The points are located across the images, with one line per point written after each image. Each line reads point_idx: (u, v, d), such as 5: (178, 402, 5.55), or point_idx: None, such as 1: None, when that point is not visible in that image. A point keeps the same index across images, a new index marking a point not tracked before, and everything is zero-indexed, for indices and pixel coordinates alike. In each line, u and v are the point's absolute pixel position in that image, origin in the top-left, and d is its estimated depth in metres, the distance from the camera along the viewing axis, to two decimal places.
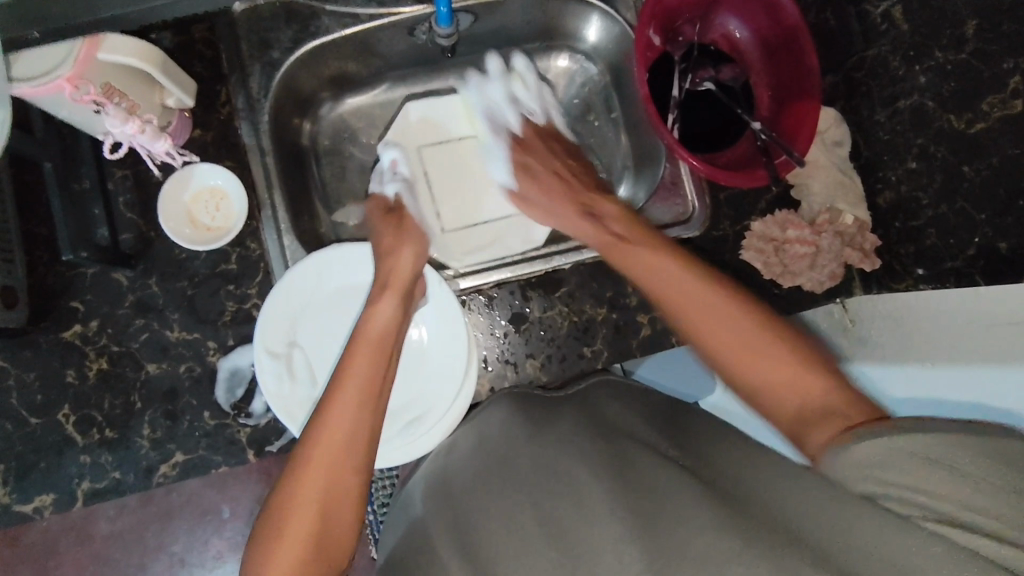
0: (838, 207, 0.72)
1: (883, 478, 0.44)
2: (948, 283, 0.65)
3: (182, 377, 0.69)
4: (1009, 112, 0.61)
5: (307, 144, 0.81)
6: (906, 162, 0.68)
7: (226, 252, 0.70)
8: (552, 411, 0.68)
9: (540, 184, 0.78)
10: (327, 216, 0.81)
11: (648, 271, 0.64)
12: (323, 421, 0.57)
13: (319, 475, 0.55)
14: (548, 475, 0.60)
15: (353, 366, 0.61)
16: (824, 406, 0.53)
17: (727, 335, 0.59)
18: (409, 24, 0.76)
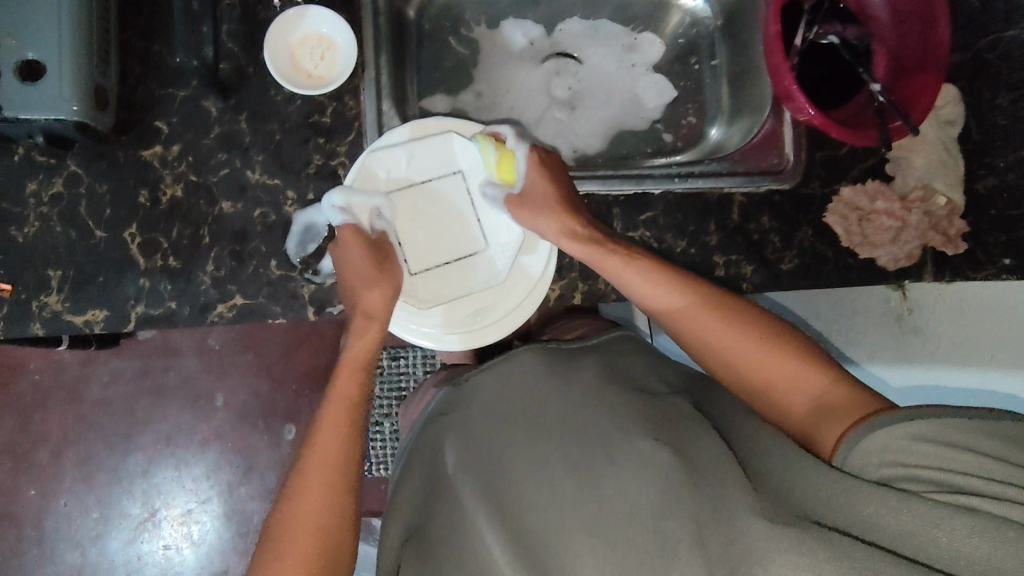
0: (934, 186, 0.72)
1: (899, 461, 0.46)
2: None
3: (254, 222, 0.67)
4: None
5: (411, 21, 0.80)
6: (1021, 150, 0.71)
7: (322, 104, 0.68)
8: (579, 365, 0.66)
9: (533, 208, 0.67)
10: (416, 99, 0.80)
11: (648, 281, 0.63)
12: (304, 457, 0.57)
13: (306, 500, 0.54)
14: (567, 439, 0.56)
15: (334, 400, 0.60)
16: (829, 395, 0.54)
17: (777, 373, 0.58)
18: None
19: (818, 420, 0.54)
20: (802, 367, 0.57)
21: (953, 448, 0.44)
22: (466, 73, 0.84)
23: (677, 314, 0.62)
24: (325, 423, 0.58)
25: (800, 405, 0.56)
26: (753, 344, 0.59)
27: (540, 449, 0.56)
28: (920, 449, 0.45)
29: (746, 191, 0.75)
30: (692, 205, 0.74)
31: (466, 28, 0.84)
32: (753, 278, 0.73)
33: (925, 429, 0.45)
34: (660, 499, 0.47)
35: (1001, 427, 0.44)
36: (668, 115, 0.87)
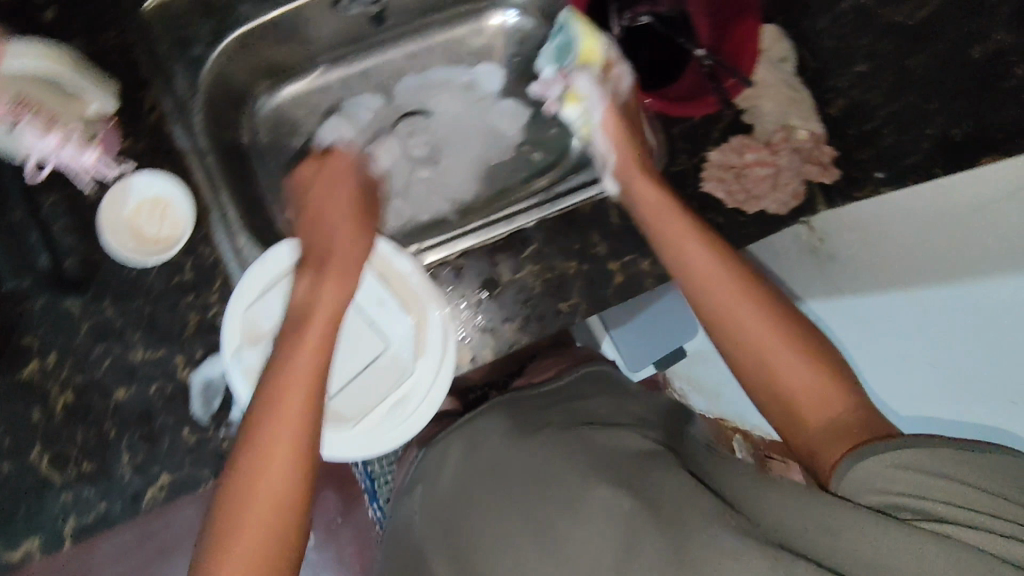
0: (792, 123, 0.72)
1: (888, 485, 0.47)
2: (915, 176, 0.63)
3: (154, 398, 0.66)
4: None
5: (247, 143, 0.80)
6: (855, 64, 0.66)
7: (178, 263, 0.67)
8: (541, 418, 0.70)
9: (630, 155, 0.71)
10: (280, 212, 0.81)
11: (690, 244, 0.65)
12: (256, 429, 0.53)
13: (263, 483, 0.52)
14: (538, 493, 0.60)
15: (288, 374, 0.56)
16: (840, 419, 0.56)
17: (795, 378, 0.59)
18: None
19: (825, 436, 0.55)
20: (804, 366, 0.59)
21: (931, 475, 0.46)
22: None
23: (694, 261, 0.65)
24: (292, 394, 0.55)
25: (817, 421, 0.57)
26: (768, 325, 0.61)
27: (514, 508, 0.60)
28: (896, 476, 0.47)
29: (617, 191, 0.75)
30: (571, 223, 0.73)
31: (307, 125, 0.84)
32: (654, 270, 0.72)
33: (912, 458, 0.46)
34: (627, 541, 0.51)
35: (985, 458, 0.45)
36: (531, 135, 0.87)
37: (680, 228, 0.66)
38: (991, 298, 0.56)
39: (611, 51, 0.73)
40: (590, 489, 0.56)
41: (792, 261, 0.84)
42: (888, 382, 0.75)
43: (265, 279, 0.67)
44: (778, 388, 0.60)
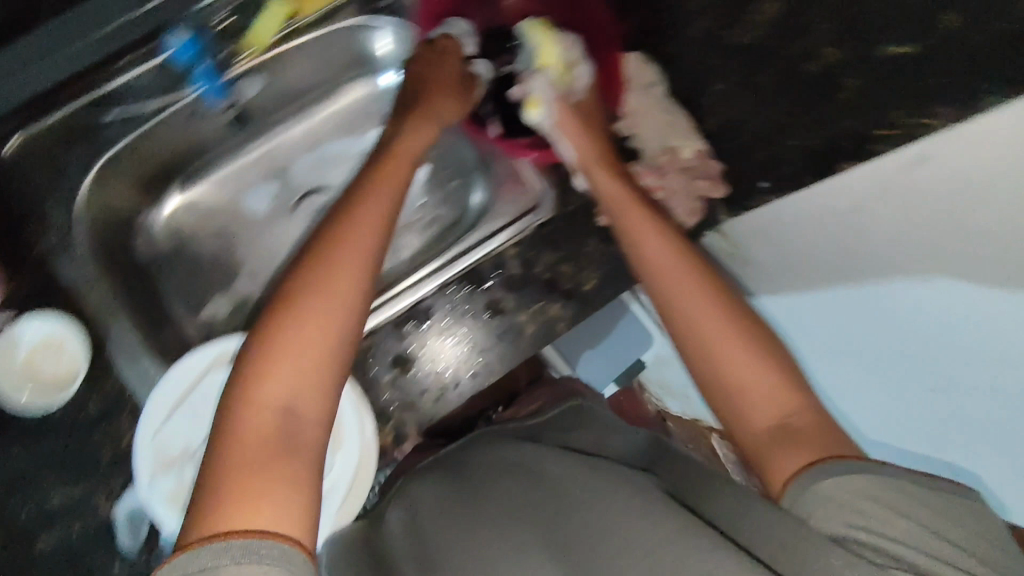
0: (673, 144, 0.71)
1: (850, 520, 0.49)
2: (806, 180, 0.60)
3: (80, 538, 0.65)
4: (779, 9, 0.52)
5: (148, 257, 0.80)
6: (713, 84, 0.64)
7: (84, 396, 0.67)
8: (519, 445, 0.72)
9: (583, 143, 0.70)
10: (193, 317, 0.80)
11: (647, 226, 0.66)
12: (296, 311, 0.53)
13: (293, 371, 0.51)
14: (534, 508, 0.59)
15: (340, 262, 0.56)
16: (799, 416, 0.57)
17: (747, 378, 0.60)
18: (185, 110, 0.73)
19: (779, 440, 0.56)
20: (753, 360, 0.60)
21: (897, 512, 0.49)
22: (231, 263, 0.84)
23: (654, 270, 0.65)
24: (339, 278, 0.55)
25: (765, 416, 0.58)
26: (731, 332, 0.61)
27: (509, 519, 0.58)
28: (862, 505, 0.49)
29: (516, 241, 0.74)
30: (472, 281, 0.73)
31: (209, 222, 0.83)
32: (565, 313, 0.73)
33: (880, 487, 0.50)
34: (628, 531, 0.52)
35: (950, 502, 0.49)
36: (433, 192, 0.85)
37: (642, 218, 0.67)
38: (899, 313, 0.57)
39: (568, 52, 0.74)
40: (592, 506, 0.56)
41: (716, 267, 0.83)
42: (841, 380, 0.72)
43: (170, 399, 0.66)
44: (722, 394, 0.61)
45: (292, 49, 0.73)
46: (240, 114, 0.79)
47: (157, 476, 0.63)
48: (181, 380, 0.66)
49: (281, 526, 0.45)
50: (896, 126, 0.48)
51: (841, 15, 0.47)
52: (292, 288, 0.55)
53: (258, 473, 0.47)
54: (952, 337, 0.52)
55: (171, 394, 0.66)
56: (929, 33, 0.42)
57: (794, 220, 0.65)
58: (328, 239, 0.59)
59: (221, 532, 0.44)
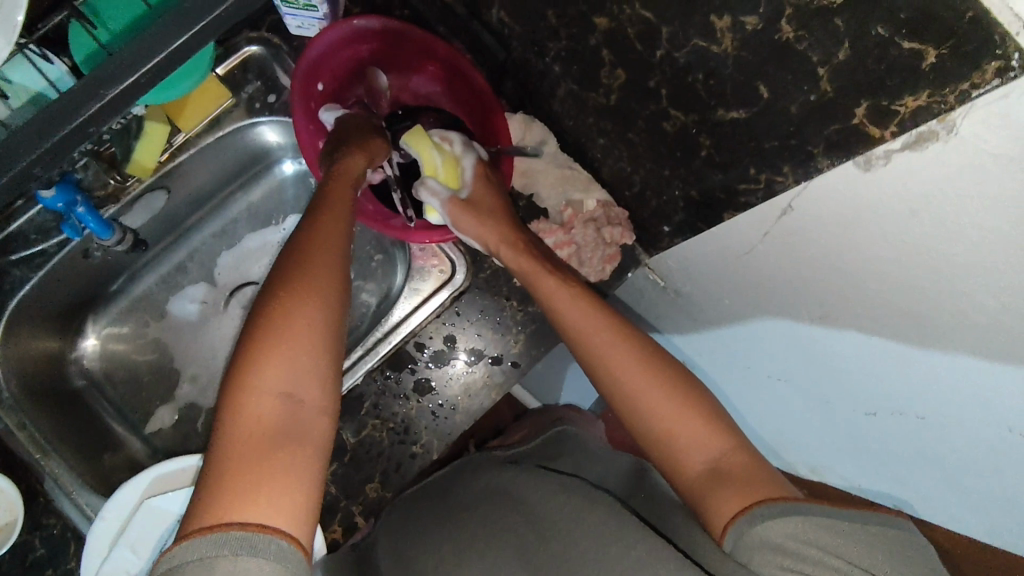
0: (575, 198, 0.71)
1: (783, 563, 0.46)
2: (699, 226, 0.60)
3: None
4: (620, 81, 0.53)
5: (83, 382, 0.81)
6: (596, 140, 0.64)
7: (27, 542, 0.68)
8: (474, 484, 0.69)
9: (481, 220, 0.67)
10: (137, 434, 0.81)
11: (562, 294, 0.63)
12: (292, 288, 0.48)
13: (293, 347, 0.46)
14: (519, 532, 0.58)
15: (321, 245, 0.53)
16: (729, 459, 0.53)
17: (676, 421, 0.55)
18: (83, 248, 0.73)
19: (713, 483, 0.52)
20: (678, 405, 0.56)
21: (826, 553, 0.46)
22: (169, 373, 0.84)
23: (573, 321, 0.61)
24: (322, 260, 0.52)
25: (696, 465, 0.54)
26: (653, 376, 0.57)
27: (500, 547, 0.57)
28: (799, 548, 0.46)
29: (436, 316, 0.74)
30: (398, 361, 0.74)
31: (141, 337, 0.84)
32: (496, 378, 0.74)
33: (810, 529, 0.47)
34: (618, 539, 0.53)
35: (875, 532, 0.47)
36: (357, 267, 0.85)
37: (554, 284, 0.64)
38: (816, 353, 0.56)
39: (450, 150, 0.71)
40: (587, 526, 0.56)
41: (650, 299, 0.83)
42: (763, 408, 0.74)
43: (110, 534, 0.66)
44: (662, 447, 0.56)
45: (182, 161, 0.74)
46: (136, 241, 0.76)
47: None
48: (120, 515, 0.67)
49: (287, 523, 0.42)
50: (759, 182, 0.47)
51: (677, 83, 0.46)
52: (280, 274, 0.50)
53: (266, 459, 0.43)
54: (863, 380, 0.53)
55: (111, 529, 0.66)
56: (752, 104, 0.41)
57: (694, 260, 0.66)
58: (311, 224, 0.56)
59: (227, 526, 0.40)
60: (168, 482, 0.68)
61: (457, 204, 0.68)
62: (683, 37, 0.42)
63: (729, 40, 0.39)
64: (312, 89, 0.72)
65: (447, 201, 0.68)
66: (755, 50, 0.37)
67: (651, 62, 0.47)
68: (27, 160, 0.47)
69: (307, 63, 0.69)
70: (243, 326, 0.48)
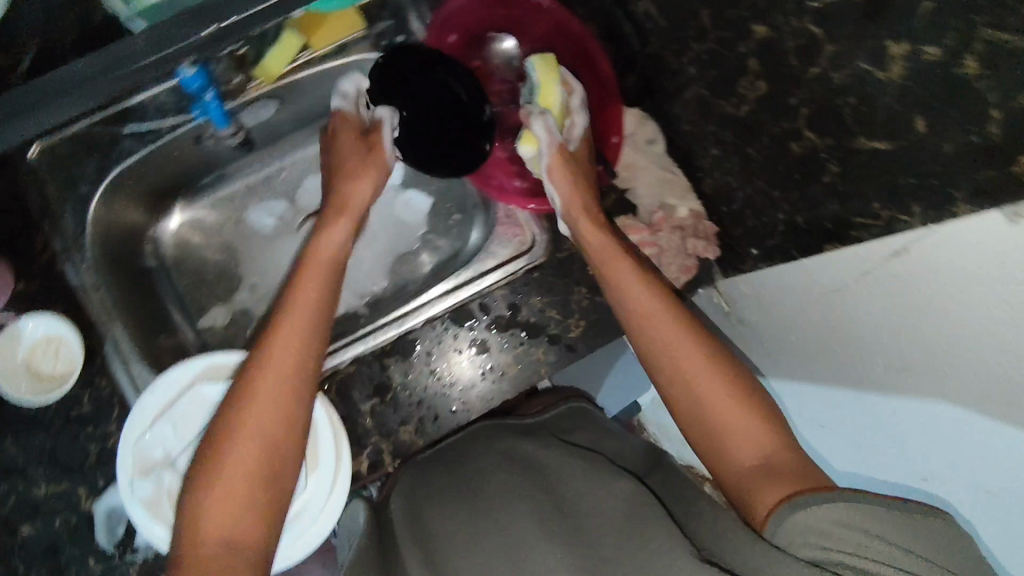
0: (669, 203, 0.73)
1: (822, 542, 0.45)
2: (791, 252, 0.60)
3: (59, 533, 0.68)
4: (758, 94, 0.53)
5: (155, 263, 0.83)
6: (708, 150, 0.65)
7: (77, 396, 0.70)
8: (513, 448, 0.69)
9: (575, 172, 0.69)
10: (191, 326, 0.83)
11: (624, 277, 0.63)
12: (239, 416, 0.54)
13: (232, 480, 0.52)
14: (540, 505, 0.60)
15: (278, 355, 0.57)
16: (774, 456, 0.54)
17: (721, 412, 0.56)
18: (196, 133, 0.77)
19: (757, 479, 0.53)
20: (734, 402, 0.56)
21: (868, 535, 0.44)
22: (233, 277, 0.87)
23: (631, 301, 0.62)
24: (270, 375, 0.56)
25: (744, 460, 0.55)
26: (710, 368, 0.58)
27: (525, 510, 0.59)
28: (834, 532, 0.45)
29: (507, 282, 0.75)
30: (460, 316, 0.75)
31: (215, 236, 0.86)
32: (549, 357, 0.74)
33: (851, 512, 0.45)
34: (640, 535, 0.53)
35: (929, 522, 0.44)
36: (433, 223, 0.88)
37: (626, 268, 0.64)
38: (893, 401, 0.55)
39: (567, 99, 0.72)
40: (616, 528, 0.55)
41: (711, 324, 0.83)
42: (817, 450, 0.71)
43: (156, 409, 0.68)
44: (717, 452, 0.56)
45: (300, 77, 0.77)
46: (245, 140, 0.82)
47: (136, 481, 0.66)
48: (169, 394, 0.69)
49: None
50: (879, 218, 0.47)
51: (824, 103, 0.47)
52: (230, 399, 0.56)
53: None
54: (935, 434, 0.51)
55: (159, 404, 0.68)
56: (905, 136, 0.41)
57: (774, 285, 0.66)
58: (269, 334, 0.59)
59: None
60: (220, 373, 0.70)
61: (562, 153, 0.69)
62: (846, 58, 0.43)
63: (898, 67, 0.39)
64: (447, 40, 0.75)
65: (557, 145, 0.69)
66: (925, 81, 0.38)
67: (800, 77, 0.48)
68: (239, 15, 0.48)
69: (444, 14, 0.72)
70: (204, 450, 0.54)
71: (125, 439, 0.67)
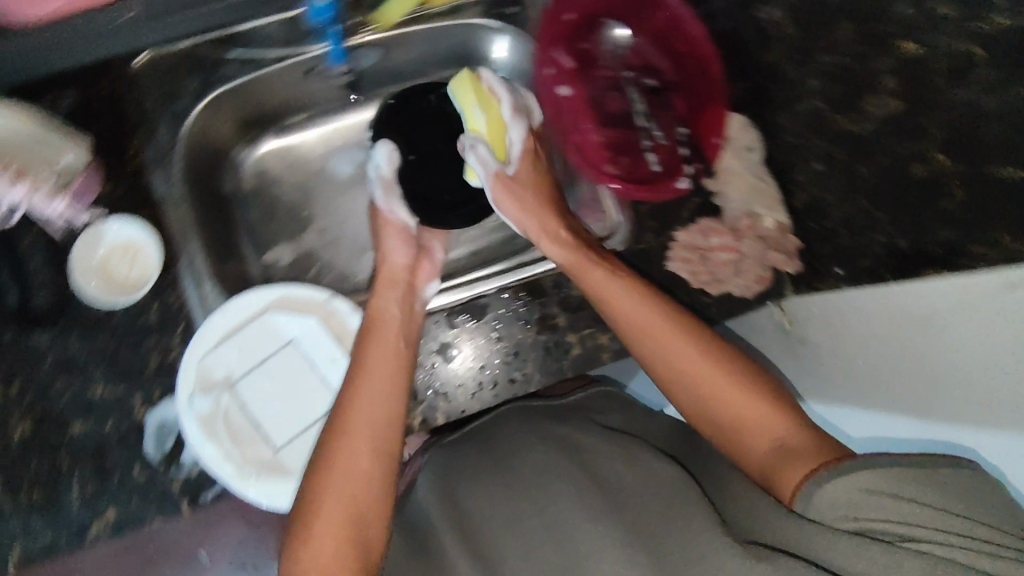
0: (757, 211, 0.72)
1: (856, 513, 0.47)
2: (886, 276, 0.60)
3: (108, 434, 0.68)
4: (886, 111, 0.53)
5: (232, 189, 0.83)
6: (811, 164, 0.65)
7: (145, 305, 0.70)
8: (552, 433, 0.71)
9: (524, 202, 0.74)
10: (256, 257, 0.82)
11: (631, 298, 0.64)
12: (333, 462, 0.59)
13: (332, 521, 0.56)
14: (573, 478, 0.62)
15: (357, 400, 0.62)
16: (791, 439, 0.55)
17: (741, 406, 0.58)
18: (310, 65, 0.78)
19: (779, 461, 0.54)
20: (754, 399, 0.58)
21: (902, 498, 0.47)
22: (302, 216, 0.86)
23: (623, 316, 0.64)
24: (353, 422, 0.61)
25: (756, 448, 0.57)
26: (715, 370, 0.60)
27: (566, 485, 0.61)
28: (874, 503, 0.47)
29: None
30: (531, 291, 0.75)
31: (292, 175, 0.86)
32: (612, 344, 0.74)
33: (887, 478, 0.47)
34: (672, 519, 0.54)
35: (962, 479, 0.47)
36: None
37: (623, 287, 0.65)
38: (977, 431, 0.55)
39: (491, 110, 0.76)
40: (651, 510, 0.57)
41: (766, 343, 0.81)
42: None
43: (224, 331, 0.68)
44: (739, 446, 0.58)
45: (413, 32, 0.78)
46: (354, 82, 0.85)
47: (197, 397, 0.66)
48: (240, 319, 0.69)
49: None
50: (1002, 247, 0.47)
51: (960, 129, 0.48)
52: (322, 446, 0.60)
53: None
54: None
55: (229, 326, 0.69)
56: None
57: (854, 307, 0.65)
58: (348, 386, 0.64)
59: None
60: (294, 306, 0.71)
61: (504, 182, 0.75)
62: (1003, 83, 0.43)
63: None
64: (560, 16, 0.76)
65: (496, 177, 0.75)
66: None
67: (940, 97, 0.48)
68: None
69: None
70: (302, 498, 0.58)
71: (190, 355, 0.67)
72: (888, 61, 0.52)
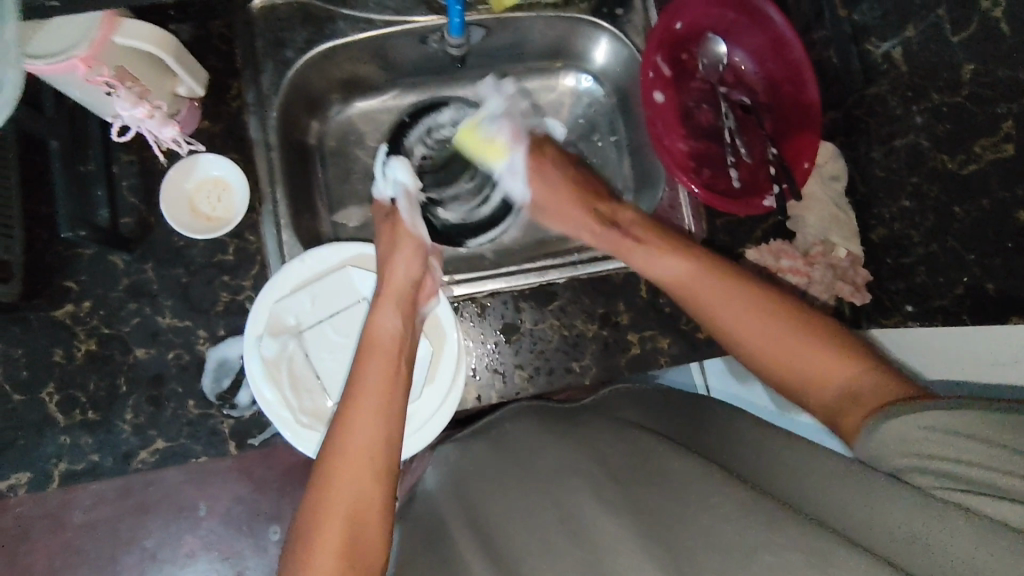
0: (831, 240, 0.71)
1: (916, 453, 0.45)
2: (963, 317, 0.64)
3: (168, 364, 0.68)
4: (1001, 156, 0.64)
5: (314, 143, 0.83)
6: (900, 200, 0.69)
7: (223, 244, 0.71)
8: (577, 425, 0.66)
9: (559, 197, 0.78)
10: (328, 215, 0.83)
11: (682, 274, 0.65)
12: (330, 481, 0.55)
13: (333, 542, 0.52)
14: (591, 470, 0.57)
15: (357, 411, 0.59)
16: (856, 384, 0.53)
17: (802, 360, 0.56)
18: (421, 34, 0.78)
19: (844, 403, 0.52)
20: (820, 349, 0.56)
21: (954, 443, 0.44)
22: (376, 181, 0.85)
23: (691, 302, 0.64)
24: (353, 434, 0.57)
25: (829, 395, 0.54)
26: (783, 319, 0.58)
27: (584, 478, 0.56)
28: (919, 445, 0.45)
29: None
30: (598, 287, 0.76)
31: (370, 139, 0.86)
32: (671, 350, 0.75)
33: (934, 422, 0.45)
34: (702, 509, 0.48)
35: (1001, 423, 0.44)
36: None
37: (687, 265, 0.65)
38: None
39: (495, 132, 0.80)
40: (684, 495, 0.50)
41: None
42: None
43: (299, 279, 0.70)
44: (801, 394, 0.56)
45: (521, 16, 0.78)
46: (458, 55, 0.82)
47: (264, 340, 0.67)
48: (318, 268, 0.71)
49: None
50: None
51: None
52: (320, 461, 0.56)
53: None
54: None
55: (304, 275, 0.70)
56: None
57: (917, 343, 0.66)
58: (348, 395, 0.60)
59: None
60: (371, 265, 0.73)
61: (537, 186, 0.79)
62: None
63: None
64: (670, 24, 0.75)
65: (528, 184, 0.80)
66: None
67: None
68: None
69: None
70: (300, 522, 0.54)
71: (263, 298, 0.68)
72: (1015, 107, 0.64)
